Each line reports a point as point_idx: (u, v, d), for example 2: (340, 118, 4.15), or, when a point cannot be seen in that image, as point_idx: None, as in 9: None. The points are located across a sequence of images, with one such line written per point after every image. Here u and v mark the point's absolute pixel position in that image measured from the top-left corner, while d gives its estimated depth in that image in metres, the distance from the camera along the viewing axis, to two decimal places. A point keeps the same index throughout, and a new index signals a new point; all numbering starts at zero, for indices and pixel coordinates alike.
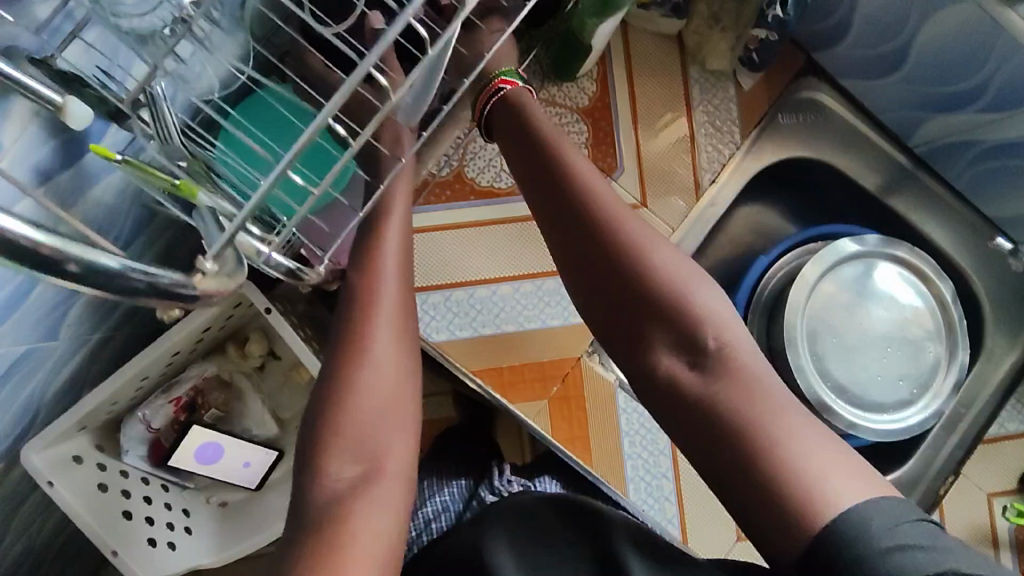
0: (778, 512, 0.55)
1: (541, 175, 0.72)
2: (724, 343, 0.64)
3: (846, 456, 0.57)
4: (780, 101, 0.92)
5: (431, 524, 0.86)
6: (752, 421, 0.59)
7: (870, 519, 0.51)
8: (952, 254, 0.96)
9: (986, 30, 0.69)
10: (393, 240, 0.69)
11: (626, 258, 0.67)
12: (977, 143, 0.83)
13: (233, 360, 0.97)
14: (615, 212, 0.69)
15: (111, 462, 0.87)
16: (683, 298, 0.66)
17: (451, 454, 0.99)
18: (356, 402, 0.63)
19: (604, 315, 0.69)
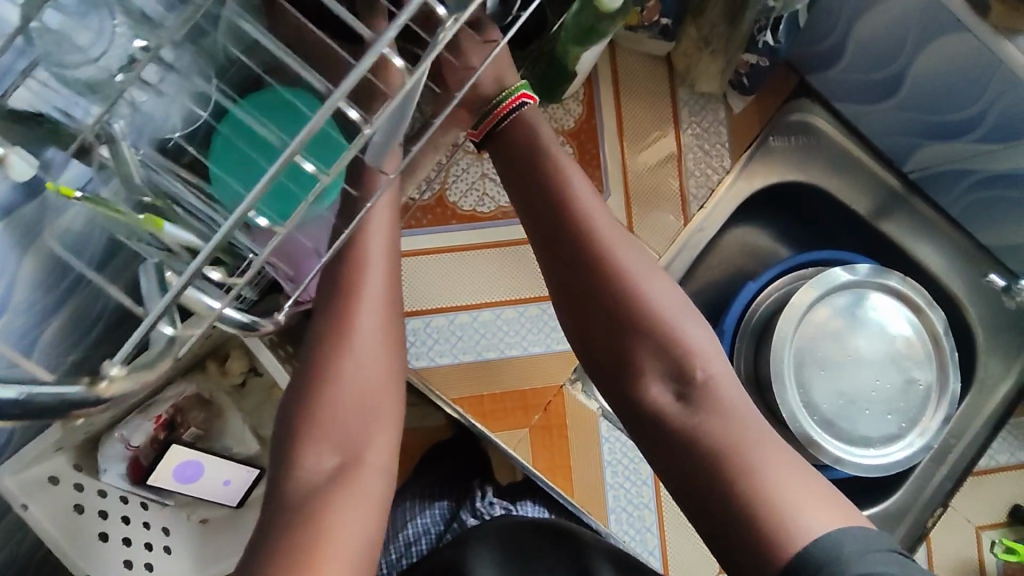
0: (752, 543, 0.55)
1: (533, 189, 0.68)
2: (712, 377, 0.63)
3: (820, 487, 0.57)
4: (772, 123, 0.90)
5: (412, 548, 0.87)
6: (731, 447, 0.58)
7: (844, 543, 0.52)
8: (947, 282, 0.94)
9: (983, 64, 0.66)
10: (380, 246, 0.64)
11: (616, 284, 0.65)
12: (973, 172, 0.81)
13: (213, 377, 0.94)
14: (609, 235, 0.66)
15: (88, 481, 0.85)
16: (673, 330, 0.64)
17: (435, 472, 0.97)
18: (335, 417, 0.60)
19: (590, 339, 0.67)
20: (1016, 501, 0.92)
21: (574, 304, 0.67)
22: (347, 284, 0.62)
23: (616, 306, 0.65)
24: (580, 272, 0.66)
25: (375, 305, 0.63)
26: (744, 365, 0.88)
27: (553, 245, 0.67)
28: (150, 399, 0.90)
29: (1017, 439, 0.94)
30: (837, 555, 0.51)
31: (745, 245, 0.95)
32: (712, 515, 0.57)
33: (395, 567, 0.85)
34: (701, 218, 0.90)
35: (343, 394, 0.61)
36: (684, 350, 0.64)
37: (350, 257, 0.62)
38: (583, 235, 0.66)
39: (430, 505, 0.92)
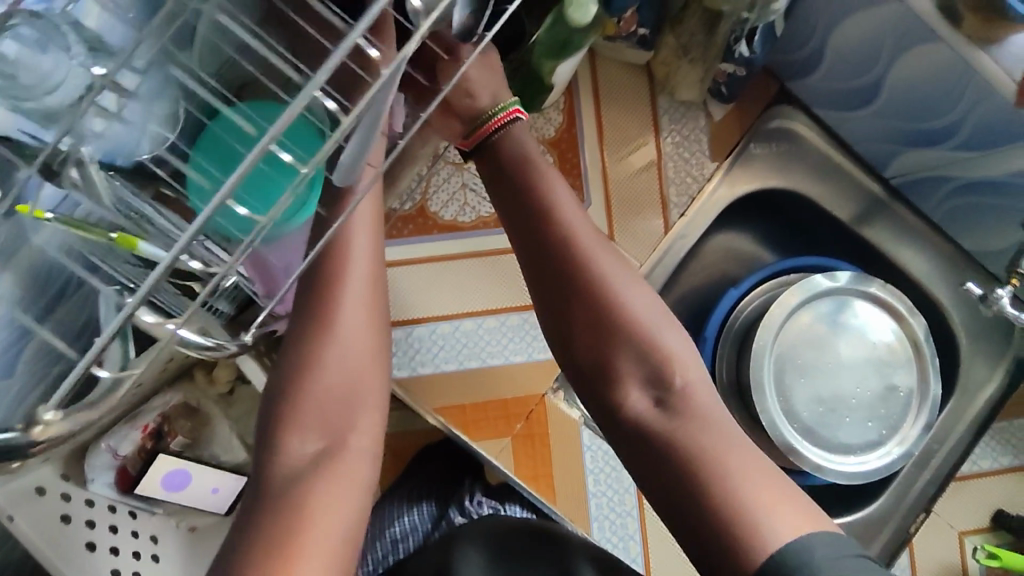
0: (724, 548, 0.54)
1: (511, 191, 0.67)
2: (688, 382, 0.63)
3: (793, 492, 0.57)
4: (752, 130, 0.90)
5: (398, 545, 0.88)
6: (705, 451, 0.58)
7: (813, 548, 0.52)
8: (931, 288, 0.94)
9: (957, 76, 0.66)
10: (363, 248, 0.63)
11: (595, 289, 0.64)
12: (952, 178, 0.81)
13: (200, 386, 0.95)
14: (587, 238, 0.65)
15: (76, 492, 0.84)
16: (651, 334, 0.64)
17: (424, 473, 0.97)
18: (315, 422, 0.61)
19: (568, 344, 0.66)
20: (1000, 507, 0.94)
21: (552, 308, 0.66)
22: (329, 285, 0.61)
23: (594, 311, 0.64)
24: (558, 275, 0.65)
25: (358, 308, 0.62)
26: (726, 372, 0.88)
27: (533, 248, 0.66)
28: (137, 409, 0.90)
29: (999, 443, 0.95)
30: (807, 558, 0.51)
31: (728, 251, 0.95)
32: (685, 519, 0.57)
33: (381, 565, 0.86)
34: (682, 226, 0.90)
35: (324, 399, 0.61)
36: (661, 357, 0.63)
37: (332, 261, 0.61)
38: (562, 238, 0.65)
39: (417, 506, 0.93)
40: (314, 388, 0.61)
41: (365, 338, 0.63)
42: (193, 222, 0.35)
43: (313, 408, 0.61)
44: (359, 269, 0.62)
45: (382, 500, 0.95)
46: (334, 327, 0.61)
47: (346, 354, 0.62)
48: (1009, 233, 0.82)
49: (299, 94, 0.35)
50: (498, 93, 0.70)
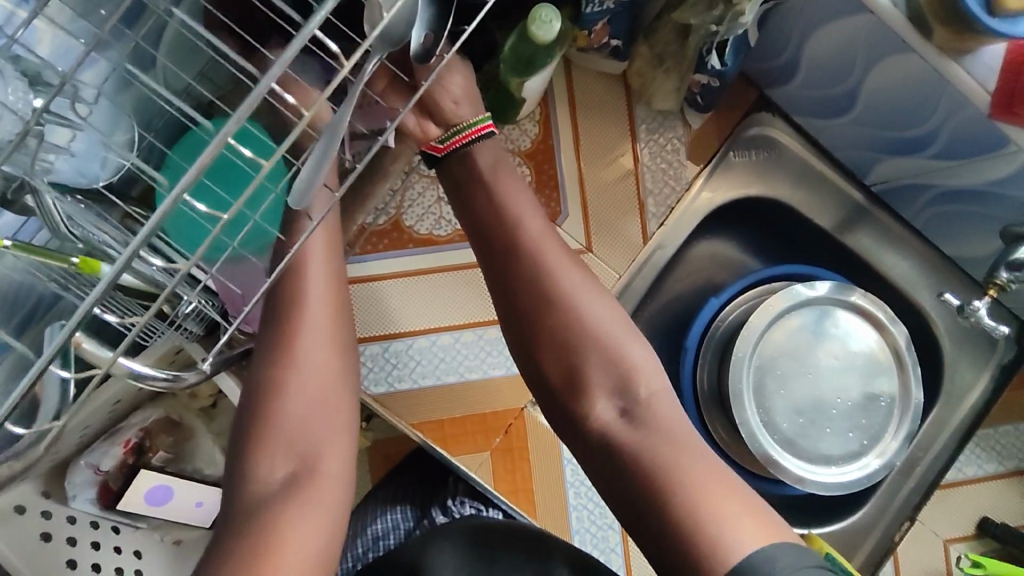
0: (687, 564, 0.54)
1: (474, 200, 0.67)
2: (654, 392, 0.62)
3: (756, 502, 0.56)
4: (731, 139, 0.89)
5: (379, 542, 0.86)
6: (668, 463, 0.57)
7: (776, 559, 0.52)
8: (915, 295, 0.93)
9: (933, 85, 0.65)
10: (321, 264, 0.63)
11: (558, 295, 0.63)
12: (932, 186, 0.80)
13: (180, 400, 0.93)
14: (547, 244, 0.65)
15: (57, 509, 0.84)
16: (619, 340, 0.63)
17: (410, 476, 0.97)
18: (283, 436, 0.60)
19: (532, 354, 0.64)
20: (985, 515, 0.93)
21: (514, 316, 0.65)
22: (290, 300, 0.61)
23: (555, 321, 0.63)
24: (519, 284, 0.64)
25: (317, 322, 0.62)
26: (707, 381, 0.87)
27: (500, 262, 0.65)
28: (115, 426, 0.89)
29: (985, 451, 0.94)
30: (772, 568, 0.51)
31: (710, 260, 0.95)
32: (647, 534, 0.57)
33: (362, 561, 0.85)
34: (661, 236, 0.89)
35: (292, 419, 0.60)
36: (626, 368, 0.62)
37: (290, 278, 0.61)
38: (522, 246, 0.64)
39: (399, 506, 0.92)
40: (277, 407, 0.60)
41: (331, 353, 0.63)
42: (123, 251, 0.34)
43: (283, 428, 0.60)
44: (315, 284, 0.62)
45: (366, 501, 0.95)
46: (295, 341, 0.61)
47: (309, 368, 0.61)
48: (991, 241, 0.81)
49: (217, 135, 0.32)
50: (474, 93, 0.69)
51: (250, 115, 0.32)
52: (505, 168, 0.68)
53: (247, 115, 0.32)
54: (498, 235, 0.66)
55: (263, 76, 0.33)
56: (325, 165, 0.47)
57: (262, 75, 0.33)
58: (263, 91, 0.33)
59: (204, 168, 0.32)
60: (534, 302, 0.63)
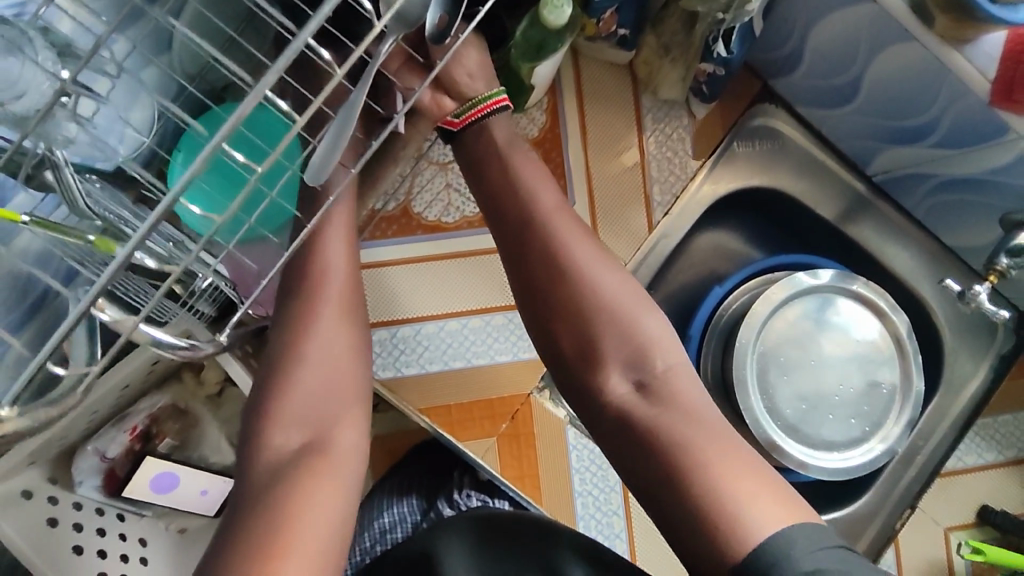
0: (705, 543, 0.54)
1: (490, 184, 0.68)
2: (671, 365, 0.63)
3: (773, 480, 0.57)
4: (735, 129, 0.91)
5: (386, 535, 0.89)
6: (680, 444, 0.58)
7: (794, 544, 0.52)
8: (916, 285, 0.94)
9: (934, 73, 0.66)
10: (335, 245, 0.65)
11: (568, 272, 0.64)
12: (933, 176, 0.82)
13: (188, 387, 0.93)
14: (560, 224, 0.65)
15: (64, 494, 0.84)
16: (631, 319, 0.63)
17: (417, 466, 0.98)
18: (298, 412, 0.61)
19: (545, 331, 0.66)
20: (985, 502, 0.93)
21: (527, 294, 0.66)
22: (310, 279, 0.64)
23: (565, 299, 0.64)
24: (534, 264, 0.65)
25: (332, 301, 0.64)
26: (711, 369, 0.88)
27: (516, 243, 0.66)
28: (123, 412, 0.89)
29: (984, 439, 0.95)
30: (786, 548, 0.52)
31: (715, 249, 0.96)
32: (663, 514, 0.58)
33: (370, 554, 0.88)
34: (666, 225, 0.90)
35: (306, 396, 0.61)
36: (638, 345, 0.63)
37: (308, 260, 0.64)
38: (531, 225, 0.66)
39: (406, 499, 0.94)
40: (291, 384, 0.61)
41: (343, 332, 0.64)
42: (155, 208, 0.35)
43: (297, 406, 0.61)
44: (330, 263, 0.64)
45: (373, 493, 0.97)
46: (310, 318, 0.63)
47: (327, 347, 0.63)
48: (990, 229, 0.82)
49: (256, 89, 0.34)
50: (486, 74, 0.70)
51: (287, 70, 0.33)
52: (518, 152, 0.69)
53: (281, 73, 0.34)
54: (514, 217, 0.66)
55: (299, 34, 0.34)
56: (343, 142, 0.48)
57: (298, 33, 0.34)
58: (294, 53, 0.34)
59: (243, 120, 0.33)
60: (548, 282, 0.65)
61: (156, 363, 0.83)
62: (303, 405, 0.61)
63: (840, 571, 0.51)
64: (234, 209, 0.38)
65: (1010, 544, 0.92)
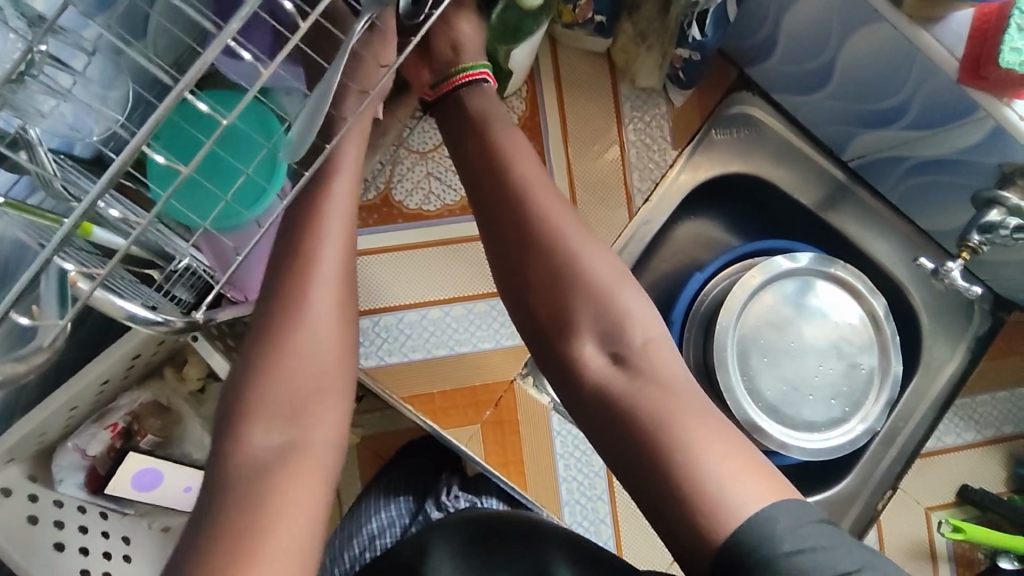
0: (686, 528, 0.53)
1: (471, 164, 0.68)
2: (650, 339, 0.62)
3: (759, 464, 0.55)
4: (713, 117, 0.92)
5: (375, 541, 0.85)
6: (662, 423, 0.56)
7: (780, 524, 0.50)
8: (893, 269, 0.96)
9: (904, 54, 0.67)
10: (332, 218, 0.63)
11: (553, 250, 0.64)
12: (906, 158, 0.83)
13: (170, 384, 0.93)
14: (540, 203, 0.65)
15: (43, 492, 0.82)
16: (610, 295, 0.63)
17: (403, 465, 0.97)
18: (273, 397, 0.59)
19: (530, 310, 0.65)
20: (965, 482, 0.94)
21: (512, 274, 0.66)
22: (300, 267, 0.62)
23: (552, 279, 0.64)
24: (514, 242, 0.65)
25: (324, 285, 0.62)
26: (693, 354, 0.89)
27: (497, 222, 0.66)
28: (106, 408, 0.89)
29: (963, 419, 0.95)
30: (771, 529, 0.50)
31: (696, 237, 0.97)
32: (648, 502, 0.56)
33: (359, 562, 0.84)
34: (647, 211, 0.91)
35: (289, 382, 0.60)
36: (618, 321, 0.62)
37: (304, 245, 0.62)
38: (517, 204, 0.65)
39: (394, 501, 0.91)
40: (266, 363, 0.60)
41: (335, 319, 0.63)
42: (111, 166, 0.35)
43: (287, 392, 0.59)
44: (329, 248, 0.62)
45: (361, 498, 0.94)
46: (297, 303, 0.61)
47: (310, 332, 0.61)
48: (963, 210, 0.83)
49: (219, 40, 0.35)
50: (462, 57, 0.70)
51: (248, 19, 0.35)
52: (499, 131, 0.69)
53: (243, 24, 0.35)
54: (494, 197, 0.66)
55: None
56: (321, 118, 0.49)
57: None
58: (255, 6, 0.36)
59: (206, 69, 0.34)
60: (529, 260, 0.65)
61: (136, 357, 0.82)
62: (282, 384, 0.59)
63: (826, 552, 0.49)
64: (187, 172, 0.39)
65: (989, 522, 0.92)
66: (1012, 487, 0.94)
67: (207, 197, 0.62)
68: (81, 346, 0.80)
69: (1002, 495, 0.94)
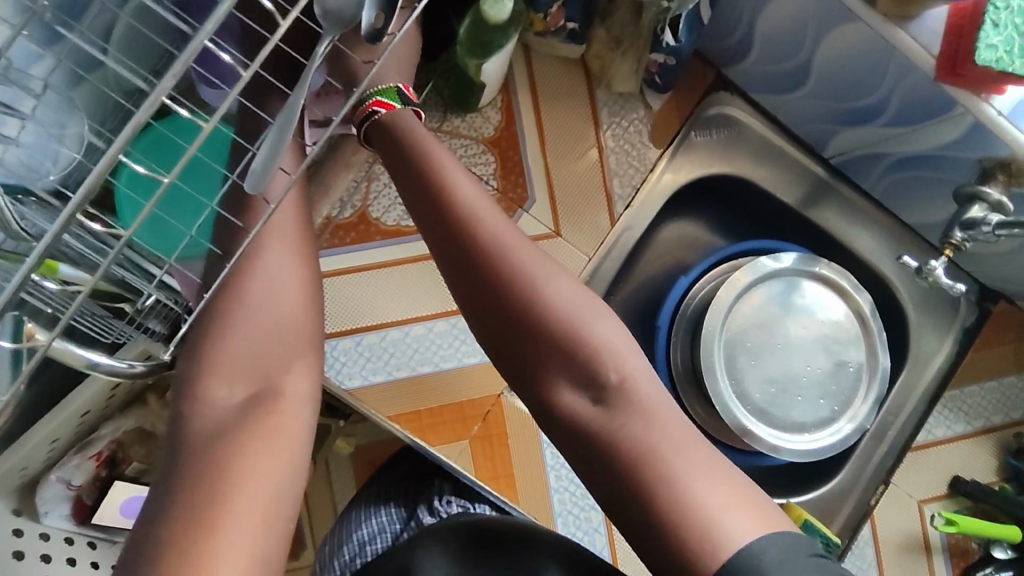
0: (676, 557, 0.52)
1: (418, 208, 0.63)
2: (624, 376, 0.59)
3: (752, 493, 0.55)
4: (692, 118, 0.91)
5: (365, 547, 0.80)
6: (651, 452, 0.56)
7: (766, 553, 0.50)
8: (878, 264, 0.95)
9: (881, 50, 0.66)
10: (294, 249, 0.62)
11: (522, 299, 0.60)
12: (887, 154, 0.82)
13: (154, 411, 0.88)
14: (499, 247, 0.61)
15: (29, 526, 0.82)
16: (584, 333, 0.60)
17: (394, 475, 0.93)
18: None
19: (497, 346, 0.62)
20: (957, 473, 0.94)
21: (483, 325, 0.62)
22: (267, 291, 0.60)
23: (520, 318, 0.60)
24: (478, 291, 0.61)
25: (290, 322, 0.60)
26: (681, 359, 0.88)
27: (456, 271, 0.62)
28: (87, 437, 0.85)
29: (953, 412, 0.95)
30: (758, 561, 0.50)
31: (681, 239, 0.96)
32: (632, 523, 0.55)
33: (348, 569, 0.78)
34: (629, 217, 0.90)
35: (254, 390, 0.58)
36: (597, 353, 0.60)
37: (266, 274, 0.60)
38: (476, 247, 0.61)
39: (384, 508, 0.87)
40: (237, 395, 0.57)
41: (305, 344, 0.61)
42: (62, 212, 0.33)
43: (256, 432, 0.55)
44: (281, 291, 0.60)
45: (351, 506, 0.89)
46: (273, 340, 0.60)
47: (284, 361, 0.59)
48: (946, 206, 0.83)
49: (153, 94, 0.32)
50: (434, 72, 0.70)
51: (190, 62, 0.32)
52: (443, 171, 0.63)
53: (180, 71, 0.32)
54: (450, 243, 0.62)
55: (196, 35, 0.32)
56: (286, 144, 0.47)
57: (195, 35, 0.32)
58: (198, 47, 0.32)
59: (140, 126, 0.31)
60: (496, 307, 0.61)
61: (117, 387, 0.80)
62: (254, 404, 0.57)
63: None
64: (144, 216, 0.35)
65: (981, 512, 0.92)
66: (1003, 478, 0.94)
67: (171, 231, 0.65)
68: (61, 378, 0.79)
69: (994, 486, 0.94)
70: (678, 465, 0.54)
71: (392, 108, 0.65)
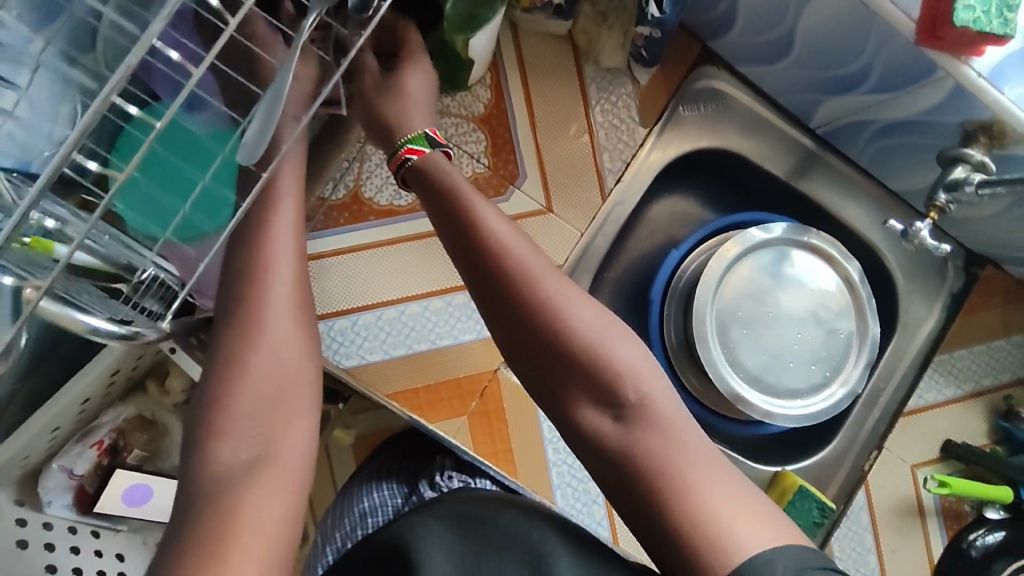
0: (684, 557, 0.53)
1: (453, 246, 0.65)
2: (644, 395, 0.60)
3: (766, 509, 0.55)
4: (679, 92, 0.91)
5: (366, 519, 0.82)
6: (664, 459, 0.57)
7: (776, 559, 0.50)
8: (866, 233, 0.97)
9: (862, 16, 0.67)
10: (290, 228, 0.62)
11: (551, 327, 0.61)
12: (871, 122, 0.84)
13: (153, 397, 0.89)
14: (528, 280, 0.62)
15: (32, 515, 0.82)
16: (602, 348, 0.60)
17: (394, 452, 0.93)
18: (245, 400, 0.57)
19: (524, 368, 0.63)
20: (948, 438, 0.95)
21: (516, 355, 0.63)
22: (259, 261, 0.61)
23: (545, 340, 0.61)
24: (509, 322, 0.62)
25: (286, 296, 0.61)
26: (674, 333, 0.89)
27: (489, 305, 0.63)
28: (88, 425, 0.86)
29: (943, 376, 0.97)
30: None
31: (672, 214, 0.98)
32: (638, 516, 0.56)
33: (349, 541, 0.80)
34: (619, 193, 0.91)
35: (248, 351, 0.59)
36: (616, 369, 0.60)
37: (259, 246, 0.61)
38: (506, 280, 0.62)
39: (385, 484, 0.88)
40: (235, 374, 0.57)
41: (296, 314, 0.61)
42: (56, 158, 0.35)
43: None
44: (281, 273, 0.61)
45: (352, 481, 0.91)
46: (268, 310, 0.60)
47: (280, 333, 0.60)
48: (930, 171, 0.84)
49: (143, 36, 0.36)
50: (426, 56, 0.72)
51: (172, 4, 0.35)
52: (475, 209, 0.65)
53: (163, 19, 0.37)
54: (481, 277, 0.63)
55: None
56: (275, 114, 0.48)
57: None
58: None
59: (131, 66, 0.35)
60: (526, 337, 0.62)
61: (116, 372, 0.80)
62: (252, 375, 0.58)
63: None
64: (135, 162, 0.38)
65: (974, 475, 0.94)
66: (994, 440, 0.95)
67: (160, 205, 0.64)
68: (60, 365, 0.79)
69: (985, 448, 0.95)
70: (694, 476, 0.55)
71: (424, 154, 0.68)
